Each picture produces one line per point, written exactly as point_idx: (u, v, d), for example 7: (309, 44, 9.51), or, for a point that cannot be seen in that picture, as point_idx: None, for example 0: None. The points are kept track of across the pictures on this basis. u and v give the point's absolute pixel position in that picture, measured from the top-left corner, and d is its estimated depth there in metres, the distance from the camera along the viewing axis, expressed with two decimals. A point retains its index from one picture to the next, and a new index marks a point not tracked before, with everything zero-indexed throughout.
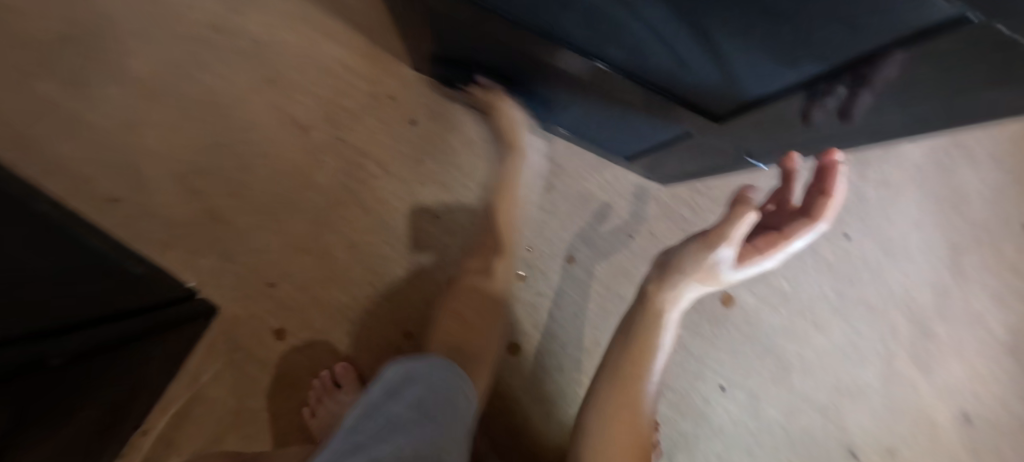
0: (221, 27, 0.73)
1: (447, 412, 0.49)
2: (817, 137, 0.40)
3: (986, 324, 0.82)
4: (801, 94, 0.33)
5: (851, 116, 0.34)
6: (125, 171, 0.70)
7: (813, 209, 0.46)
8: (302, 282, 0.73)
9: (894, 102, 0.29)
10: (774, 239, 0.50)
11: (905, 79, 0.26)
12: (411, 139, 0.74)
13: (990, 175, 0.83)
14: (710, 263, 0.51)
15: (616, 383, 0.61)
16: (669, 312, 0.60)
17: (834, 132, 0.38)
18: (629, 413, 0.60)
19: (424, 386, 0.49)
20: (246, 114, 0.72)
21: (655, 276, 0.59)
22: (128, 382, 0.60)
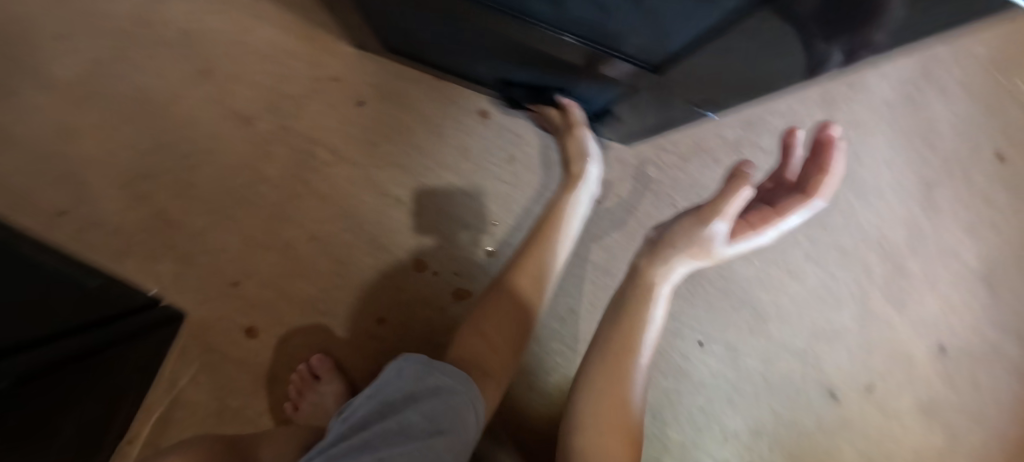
0: (144, 18, 0.68)
1: (460, 431, 0.45)
2: (753, 91, 0.38)
3: (960, 256, 0.81)
4: (713, 41, 0.33)
5: (776, 64, 0.32)
6: (66, 182, 0.67)
7: (809, 186, 0.52)
8: (267, 279, 0.71)
9: (815, 50, 0.27)
10: (767, 216, 0.54)
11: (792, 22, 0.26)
12: (361, 121, 0.71)
13: (961, 105, 0.81)
14: (704, 238, 0.56)
15: (610, 352, 0.60)
16: (658, 287, 0.62)
17: (765, 82, 0.36)
18: (620, 383, 0.59)
19: (441, 401, 0.45)
20: (185, 110, 0.69)
21: (646, 252, 0.62)
22: (111, 392, 0.60)
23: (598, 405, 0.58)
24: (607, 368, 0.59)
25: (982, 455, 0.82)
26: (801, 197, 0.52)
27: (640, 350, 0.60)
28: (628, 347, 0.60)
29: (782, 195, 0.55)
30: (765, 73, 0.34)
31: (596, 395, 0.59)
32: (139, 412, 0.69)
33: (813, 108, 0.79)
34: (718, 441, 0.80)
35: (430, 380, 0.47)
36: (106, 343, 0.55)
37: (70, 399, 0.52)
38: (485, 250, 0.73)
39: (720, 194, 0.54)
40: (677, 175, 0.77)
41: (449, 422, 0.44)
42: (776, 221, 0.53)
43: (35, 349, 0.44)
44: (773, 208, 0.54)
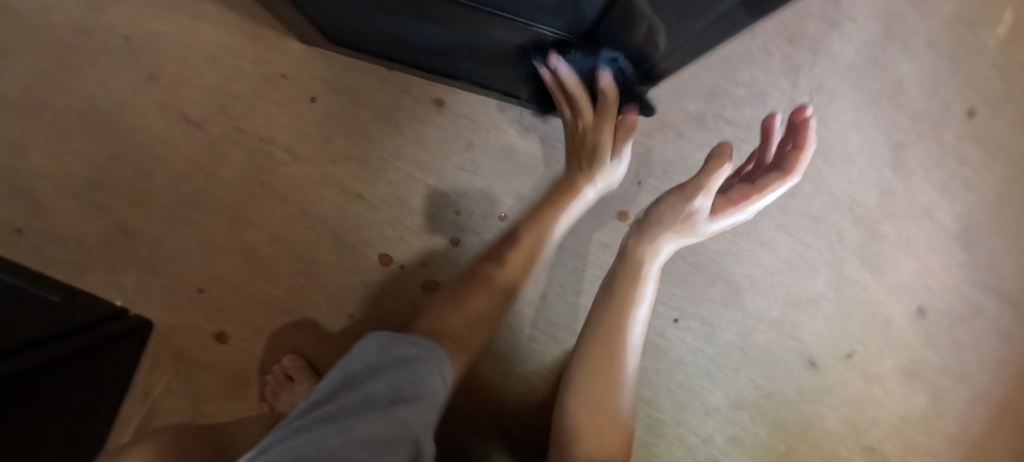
0: (83, 28, 0.67)
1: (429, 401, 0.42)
2: (686, 37, 0.37)
3: (933, 216, 0.80)
4: None
5: (686, 12, 0.31)
6: (20, 200, 0.67)
7: (788, 163, 0.51)
8: (232, 283, 0.71)
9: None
10: (748, 192, 0.54)
11: None
12: (314, 117, 0.70)
13: (927, 62, 0.79)
14: (686, 214, 0.54)
15: (604, 331, 0.58)
16: (648, 266, 0.60)
17: (688, 29, 0.35)
18: (611, 364, 0.57)
19: (409, 372, 0.42)
20: (134, 119, 0.68)
21: (634, 232, 0.60)
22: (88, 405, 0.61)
23: (590, 387, 0.56)
24: (599, 351, 0.57)
25: (966, 413, 0.82)
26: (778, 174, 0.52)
27: (632, 327, 0.58)
28: (614, 325, 0.58)
29: (761, 173, 0.55)
30: (691, 18, 0.32)
31: (587, 380, 0.57)
32: (116, 425, 0.69)
33: (776, 75, 0.77)
34: (699, 416, 0.79)
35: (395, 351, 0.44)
36: (69, 352, 0.54)
37: (47, 409, 0.52)
38: (450, 240, 0.73)
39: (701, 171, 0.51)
40: (640, 152, 0.76)
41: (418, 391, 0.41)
42: (756, 198, 0.53)
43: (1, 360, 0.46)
44: (753, 186, 0.53)
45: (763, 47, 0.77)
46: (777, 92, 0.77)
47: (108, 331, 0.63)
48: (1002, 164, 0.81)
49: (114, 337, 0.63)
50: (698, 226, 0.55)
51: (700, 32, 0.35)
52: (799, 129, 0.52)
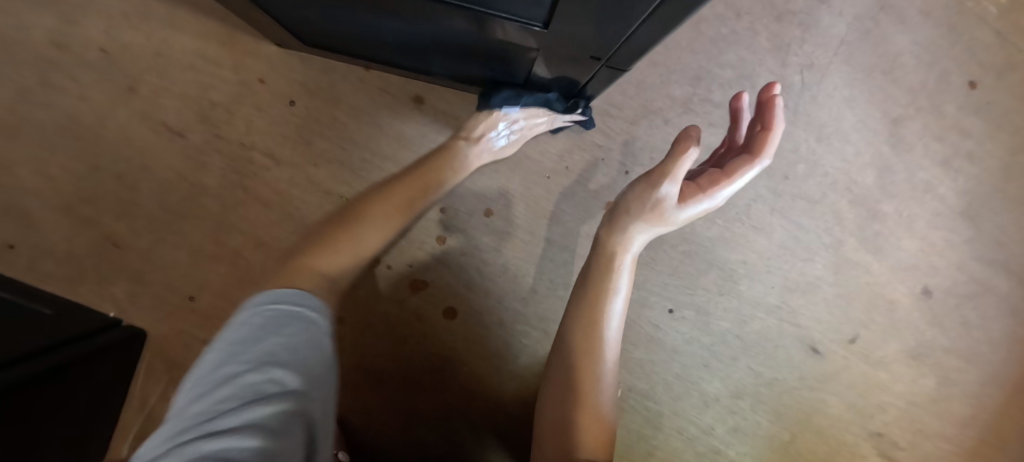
0: (62, 43, 0.68)
1: (318, 357, 0.37)
2: (644, 18, 0.35)
3: (936, 191, 0.78)
4: None
5: None
6: (12, 216, 0.68)
7: (755, 145, 0.52)
8: (221, 290, 0.71)
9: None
10: (717, 178, 0.54)
11: None
12: (293, 120, 0.70)
13: (923, 32, 0.76)
14: (654, 202, 0.55)
15: (580, 326, 0.58)
16: (620, 257, 0.60)
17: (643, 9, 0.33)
18: (589, 360, 0.56)
19: (276, 337, 0.36)
20: (116, 131, 0.68)
21: (607, 223, 0.61)
22: (88, 417, 0.61)
23: (567, 384, 0.56)
24: (577, 342, 0.57)
25: (977, 395, 0.79)
26: (748, 157, 0.52)
27: (608, 321, 0.57)
28: (590, 315, 0.57)
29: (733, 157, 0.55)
30: None
31: (566, 373, 0.56)
32: (116, 434, 0.70)
33: (764, 55, 0.75)
34: (698, 407, 0.78)
35: (257, 319, 0.38)
36: (61, 361, 0.54)
37: (52, 417, 0.53)
38: (434, 238, 0.74)
39: (669, 155, 0.53)
40: (625, 140, 0.74)
41: (298, 348, 0.36)
42: (726, 183, 0.53)
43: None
44: (723, 170, 0.54)
45: (748, 26, 0.75)
46: (765, 71, 0.75)
47: (107, 341, 0.65)
48: (1007, 134, 0.77)
49: (113, 346, 0.65)
50: (668, 214, 0.55)
51: (653, 13, 0.34)
52: (766, 110, 0.52)
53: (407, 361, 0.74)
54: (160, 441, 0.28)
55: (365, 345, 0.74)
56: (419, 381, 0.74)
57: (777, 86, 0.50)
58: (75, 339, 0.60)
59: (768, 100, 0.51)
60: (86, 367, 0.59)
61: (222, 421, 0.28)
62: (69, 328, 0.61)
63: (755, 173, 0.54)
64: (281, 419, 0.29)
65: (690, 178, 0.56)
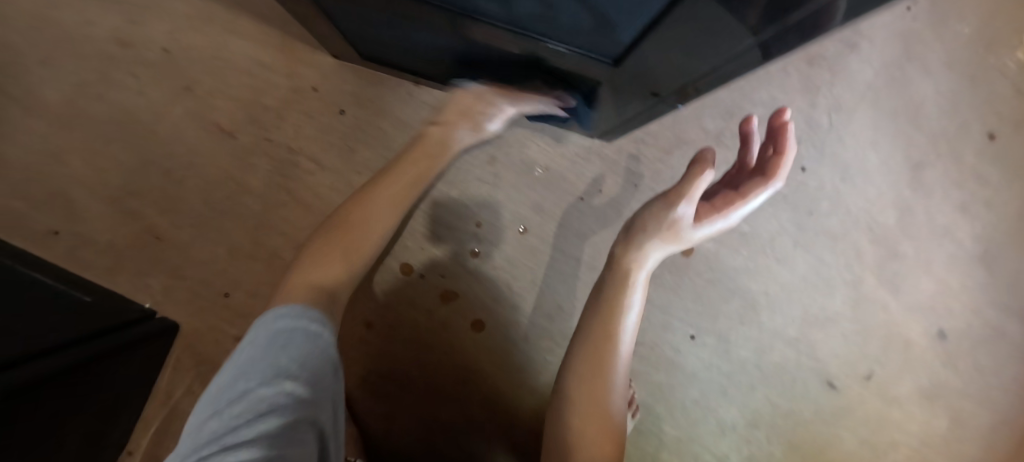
0: (125, 40, 0.70)
1: (325, 363, 0.39)
2: (718, 66, 0.37)
3: (954, 236, 0.80)
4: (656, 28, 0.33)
5: (718, 39, 0.32)
6: (58, 202, 0.70)
7: (768, 169, 0.54)
8: (256, 289, 0.73)
9: (768, 12, 0.26)
10: (731, 199, 0.57)
11: (715, 7, 0.26)
12: (340, 128, 0.72)
13: (946, 83, 0.79)
14: (671, 221, 0.57)
15: (590, 341, 0.59)
16: (636, 273, 0.61)
17: (721, 59, 0.35)
18: (599, 376, 0.58)
19: (288, 353, 0.37)
20: (168, 127, 0.71)
21: (622, 240, 0.62)
22: (106, 407, 0.62)
23: (578, 399, 0.57)
24: (589, 356, 0.58)
25: (988, 438, 0.80)
26: (761, 180, 0.55)
27: (618, 337, 0.58)
28: (603, 330, 0.59)
29: (745, 179, 0.57)
30: (723, 46, 0.33)
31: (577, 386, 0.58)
32: (138, 426, 0.71)
33: (796, 94, 0.78)
34: (714, 433, 0.79)
35: (263, 335, 0.39)
36: (92, 354, 0.55)
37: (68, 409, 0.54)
38: (469, 251, 0.75)
39: (683, 178, 0.55)
40: (658, 168, 0.77)
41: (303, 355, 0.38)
42: (739, 204, 0.56)
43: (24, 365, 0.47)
44: (736, 192, 0.56)
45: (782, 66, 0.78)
46: (795, 111, 0.78)
47: (139, 334, 0.65)
48: None
49: (143, 340, 0.65)
50: (683, 233, 0.58)
51: (731, 63, 0.36)
52: (778, 136, 0.53)
53: (432, 370, 0.75)
54: (185, 454, 0.32)
55: (391, 352, 0.74)
56: (442, 392, 0.75)
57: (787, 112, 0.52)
58: (109, 328, 0.61)
59: (779, 126, 0.53)
60: (113, 361, 0.59)
61: (237, 438, 0.32)
62: (105, 317, 0.62)
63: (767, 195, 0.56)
64: (290, 431, 0.33)
65: (704, 198, 0.60)
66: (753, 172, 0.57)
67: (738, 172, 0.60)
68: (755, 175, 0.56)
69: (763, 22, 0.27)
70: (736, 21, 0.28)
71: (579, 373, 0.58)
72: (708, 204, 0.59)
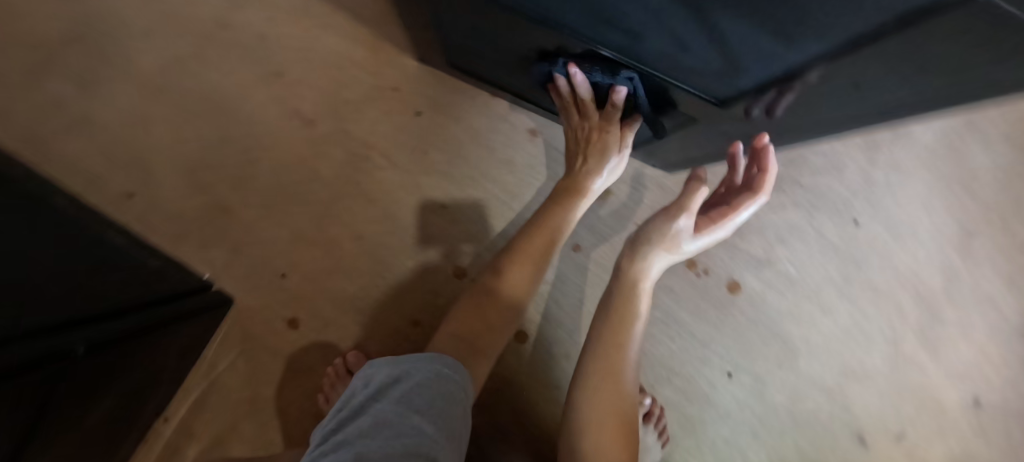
0: (226, 23, 0.74)
1: (450, 408, 0.48)
2: (837, 115, 0.41)
3: (998, 306, 0.81)
4: (795, 76, 0.36)
5: (861, 88, 0.34)
6: (134, 166, 0.72)
7: (755, 183, 0.57)
8: (311, 274, 0.74)
9: (916, 72, 0.29)
10: (724, 211, 0.60)
11: (893, 57, 0.28)
12: (415, 129, 0.75)
13: (1002, 156, 0.81)
14: (671, 232, 0.61)
15: (599, 354, 0.62)
16: (642, 284, 0.65)
17: (846, 105, 0.38)
18: (611, 383, 0.61)
19: (419, 388, 0.47)
20: (253, 108, 0.73)
21: (627, 252, 0.66)
22: (143, 377, 0.62)
23: (591, 405, 0.61)
24: (600, 369, 0.62)
25: None
26: (749, 194, 0.57)
27: (629, 345, 0.63)
28: (611, 338, 0.63)
29: (736, 192, 0.60)
30: (861, 96, 0.36)
31: (590, 390, 0.61)
32: (178, 394, 0.73)
33: (854, 151, 0.81)
34: None
35: (406, 368, 0.50)
36: (129, 329, 0.55)
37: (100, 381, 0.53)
38: None
39: (681, 194, 0.60)
40: None
41: (428, 405, 0.46)
42: (732, 215, 0.59)
43: (75, 332, 0.48)
44: (728, 205, 0.60)
45: None
46: (852, 166, 0.80)
47: (188, 305, 0.66)
48: None
49: (189, 313, 0.66)
50: (682, 243, 0.62)
51: (850, 113, 0.40)
52: (760, 154, 0.55)
53: None
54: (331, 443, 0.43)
55: None
56: (478, 400, 0.76)
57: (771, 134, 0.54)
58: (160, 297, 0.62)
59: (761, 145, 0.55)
60: (155, 331, 0.60)
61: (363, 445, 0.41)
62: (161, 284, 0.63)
63: (759, 206, 0.59)
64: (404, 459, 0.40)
65: (701, 211, 0.63)
66: (743, 187, 0.60)
67: (728, 188, 0.63)
68: (744, 189, 0.59)
69: (927, 80, 0.30)
70: (883, 74, 0.31)
71: (591, 386, 0.62)
72: (706, 217, 0.63)
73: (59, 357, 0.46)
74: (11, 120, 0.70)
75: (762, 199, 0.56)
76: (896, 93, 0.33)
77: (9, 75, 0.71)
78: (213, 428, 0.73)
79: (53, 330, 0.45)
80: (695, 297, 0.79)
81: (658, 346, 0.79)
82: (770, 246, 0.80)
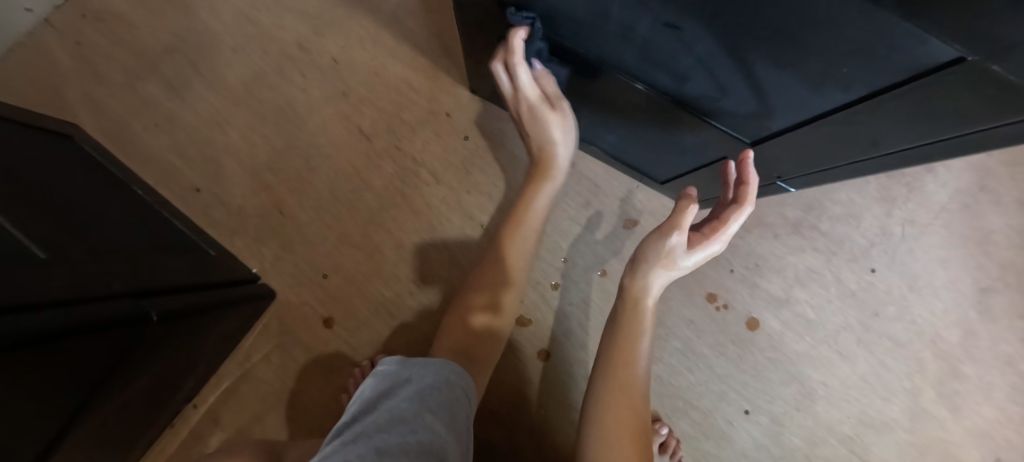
0: (304, 46, 0.84)
1: (457, 412, 0.51)
2: (854, 162, 0.47)
3: (1017, 367, 0.81)
4: (818, 121, 0.42)
5: (875, 135, 0.41)
6: (206, 165, 0.80)
7: (738, 195, 0.58)
8: (352, 275, 0.79)
9: (919, 119, 0.36)
10: (715, 225, 0.62)
11: (903, 107, 0.35)
12: (461, 152, 0.82)
13: (1019, 219, 0.84)
14: (667, 250, 0.63)
15: (613, 370, 0.65)
16: (645, 301, 0.69)
17: (859, 152, 0.45)
18: (626, 402, 0.63)
19: (427, 390, 0.50)
20: (318, 122, 0.82)
21: (629, 269, 0.69)
22: (191, 355, 0.66)
23: (606, 417, 0.62)
24: (611, 386, 0.64)
25: None
26: (735, 206, 0.59)
27: (639, 362, 0.66)
28: (628, 355, 0.66)
29: (725, 205, 0.61)
30: (878, 145, 0.42)
31: (602, 402, 0.63)
32: (209, 383, 0.76)
33: (871, 203, 0.85)
34: None
35: (411, 370, 0.52)
36: (192, 304, 0.60)
37: (150, 353, 0.57)
38: (550, 283, 0.81)
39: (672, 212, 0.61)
40: (740, 242, 0.84)
41: (438, 404, 0.49)
42: (721, 227, 0.61)
43: (140, 301, 0.53)
44: (719, 219, 0.61)
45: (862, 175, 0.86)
46: (870, 217, 0.84)
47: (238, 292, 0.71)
48: None
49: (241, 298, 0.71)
50: (677, 258, 0.64)
51: (865, 159, 0.46)
52: (741, 168, 0.56)
53: (492, 390, 0.78)
54: (342, 436, 0.44)
55: None
56: (498, 416, 0.77)
57: (750, 148, 0.53)
58: (216, 282, 0.67)
59: (741, 159, 0.56)
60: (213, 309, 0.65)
61: (379, 437, 0.42)
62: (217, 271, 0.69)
63: (747, 215, 0.60)
64: (423, 453, 0.42)
65: (693, 227, 0.65)
66: (730, 199, 0.61)
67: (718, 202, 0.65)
68: (731, 202, 0.60)
69: (932, 130, 0.36)
70: (893, 121, 0.37)
71: (603, 402, 0.64)
72: (699, 231, 0.65)
73: (127, 320, 0.51)
74: (107, 116, 0.80)
75: (747, 209, 0.57)
76: (902, 141, 0.40)
77: (110, 75, 0.82)
78: (237, 420, 0.75)
79: (131, 297, 0.52)
80: (714, 331, 0.82)
81: (676, 376, 0.80)
82: (789, 287, 0.83)
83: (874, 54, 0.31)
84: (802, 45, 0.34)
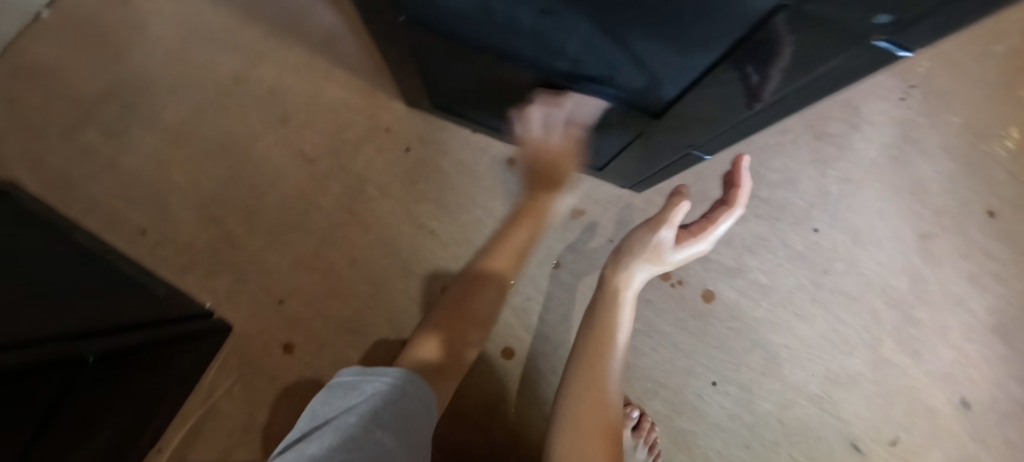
0: (241, 79, 0.85)
1: (414, 422, 0.50)
2: (739, 126, 0.48)
3: (969, 306, 0.83)
4: (697, 85, 0.43)
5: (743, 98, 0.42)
6: (151, 205, 0.80)
7: (729, 197, 0.60)
8: (308, 298, 0.79)
9: (774, 77, 0.37)
10: (704, 225, 0.64)
11: (757, 62, 0.36)
12: (405, 164, 0.83)
13: (946, 166, 0.88)
14: (654, 244, 0.65)
15: (584, 363, 0.65)
16: (624, 292, 0.69)
17: (739, 118, 0.46)
18: (597, 394, 0.64)
19: (379, 405, 0.49)
20: (261, 151, 0.83)
21: (611, 263, 0.70)
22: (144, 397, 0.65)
23: (577, 411, 0.62)
24: (585, 380, 0.64)
25: None
26: (724, 207, 0.61)
27: (596, 346, 0.66)
28: (585, 342, 0.67)
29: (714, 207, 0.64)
30: (752, 107, 0.43)
31: (574, 396, 0.63)
32: (172, 425, 0.75)
33: (806, 166, 0.88)
34: None
35: (367, 385, 0.51)
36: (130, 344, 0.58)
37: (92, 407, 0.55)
38: None
39: (663, 207, 0.64)
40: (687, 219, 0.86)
41: (391, 418, 0.48)
42: (710, 227, 0.63)
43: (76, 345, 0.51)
44: (707, 219, 0.63)
45: (794, 140, 0.89)
46: (807, 179, 0.87)
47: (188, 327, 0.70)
48: None
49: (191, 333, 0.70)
50: (664, 254, 0.65)
51: (747, 123, 0.47)
52: (734, 171, 0.59)
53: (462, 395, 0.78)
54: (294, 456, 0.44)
55: None
56: (469, 419, 0.77)
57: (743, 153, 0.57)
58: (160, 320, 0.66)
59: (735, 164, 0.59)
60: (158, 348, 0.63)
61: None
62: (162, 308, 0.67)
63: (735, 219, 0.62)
64: None
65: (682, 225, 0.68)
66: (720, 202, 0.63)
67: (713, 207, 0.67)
68: (720, 204, 0.63)
69: (783, 87, 0.37)
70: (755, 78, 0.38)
71: (574, 396, 0.64)
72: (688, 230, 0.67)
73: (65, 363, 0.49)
74: (48, 169, 0.80)
75: (736, 212, 0.60)
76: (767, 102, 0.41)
77: (47, 127, 0.82)
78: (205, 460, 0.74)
79: (65, 338, 0.50)
80: (673, 308, 0.83)
81: (642, 357, 0.81)
82: (738, 255, 0.85)
83: (710, 10, 0.33)
84: (656, 12, 0.36)
